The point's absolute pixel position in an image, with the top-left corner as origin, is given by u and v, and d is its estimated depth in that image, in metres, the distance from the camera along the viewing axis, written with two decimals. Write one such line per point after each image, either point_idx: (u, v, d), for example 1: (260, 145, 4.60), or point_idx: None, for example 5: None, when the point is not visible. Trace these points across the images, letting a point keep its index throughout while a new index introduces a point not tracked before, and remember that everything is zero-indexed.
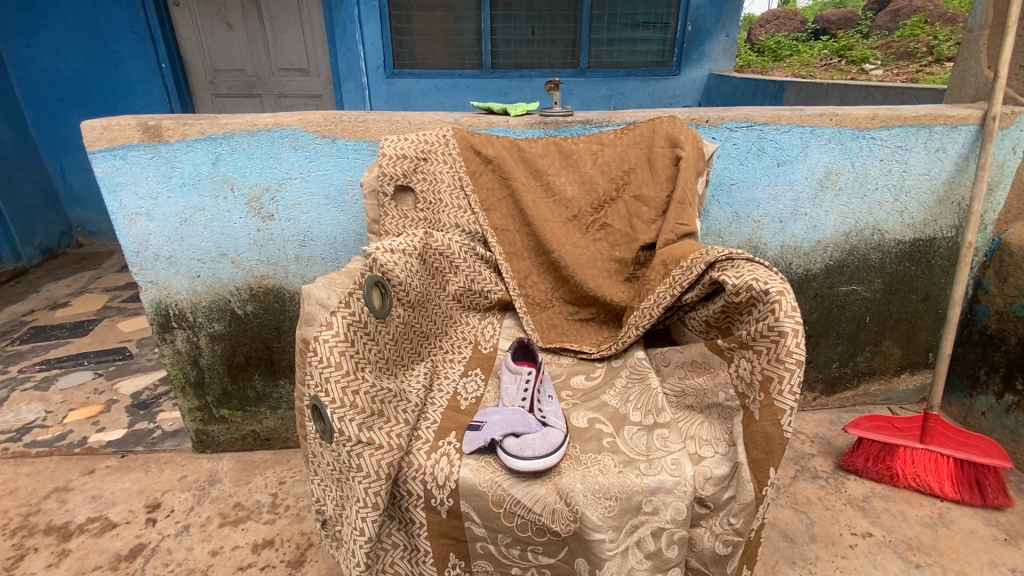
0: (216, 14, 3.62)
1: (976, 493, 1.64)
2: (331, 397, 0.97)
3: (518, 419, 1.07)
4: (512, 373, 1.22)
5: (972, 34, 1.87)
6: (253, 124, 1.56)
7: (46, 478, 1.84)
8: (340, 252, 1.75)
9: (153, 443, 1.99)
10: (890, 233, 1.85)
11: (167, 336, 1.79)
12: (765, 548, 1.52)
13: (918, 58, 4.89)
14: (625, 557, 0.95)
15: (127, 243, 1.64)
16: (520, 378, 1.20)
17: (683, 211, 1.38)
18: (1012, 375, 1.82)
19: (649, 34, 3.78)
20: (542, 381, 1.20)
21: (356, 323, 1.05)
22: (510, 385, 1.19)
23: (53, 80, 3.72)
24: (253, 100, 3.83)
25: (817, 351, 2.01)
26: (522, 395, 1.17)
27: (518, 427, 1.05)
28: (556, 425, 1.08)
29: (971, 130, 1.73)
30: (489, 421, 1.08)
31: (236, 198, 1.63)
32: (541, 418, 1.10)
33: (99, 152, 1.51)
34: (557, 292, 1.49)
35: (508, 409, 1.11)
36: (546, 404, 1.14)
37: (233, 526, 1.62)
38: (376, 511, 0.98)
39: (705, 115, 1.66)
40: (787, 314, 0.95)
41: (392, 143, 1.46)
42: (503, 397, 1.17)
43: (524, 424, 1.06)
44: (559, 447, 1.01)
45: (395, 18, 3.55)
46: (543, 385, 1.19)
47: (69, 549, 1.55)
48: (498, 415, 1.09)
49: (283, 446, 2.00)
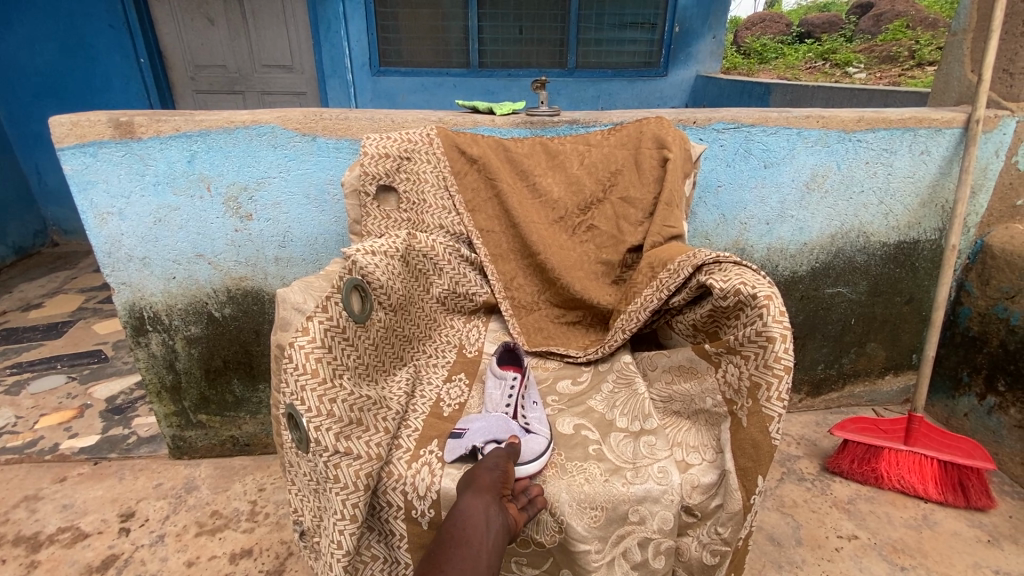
0: (197, 8, 3.54)
1: (959, 495, 1.64)
2: (307, 405, 0.94)
3: (501, 424, 1.04)
4: (496, 378, 1.19)
5: (956, 38, 1.88)
6: (231, 121, 1.52)
7: (17, 487, 1.78)
8: (321, 253, 1.71)
9: (128, 450, 1.93)
10: (875, 235, 1.86)
11: (142, 339, 1.73)
12: (753, 553, 1.50)
13: (900, 61, 4.92)
14: (611, 566, 0.97)
15: (98, 243, 1.58)
16: (505, 383, 1.16)
17: (670, 212, 1.36)
18: (994, 376, 1.83)
19: (637, 34, 3.78)
20: (529, 389, 1.17)
21: (334, 328, 1.02)
22: (495, 390, 1.17)
23: (27, 74, 3.61)
24: (235, 97, 3.75)
25: (802, 352, 2.01)
26: (506, 400, 1.14)
27: (501, 433, 1.03)
28: (539, 432, 1.06)
29: (955, 132, 1.74)
30: (472, 428, 1.06)
31: (213, 197, 1.58)
32: (525, 426, 1.07)
33: (68, 149, 1.45)
34: (544, 294, 1.47)
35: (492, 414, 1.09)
36: (531, 411, 1.11)
37: (210, 535, 1.58)
38: (354, 523, 0.94)
39: (693, 116, 1.65)
40: (775, 319, 0.93)
41: (374, 141, 1.42)
42: (487, 402, 1.15)
43: (506, 430, 1.03)
44: (543, 454, 1.00)
45: (381, 15, 3.50)
46: (529, 392, 1.17)
47: (38, 561, 1.50)
48: (480, 422, 1.06)
49: (264, 451, 1.95)
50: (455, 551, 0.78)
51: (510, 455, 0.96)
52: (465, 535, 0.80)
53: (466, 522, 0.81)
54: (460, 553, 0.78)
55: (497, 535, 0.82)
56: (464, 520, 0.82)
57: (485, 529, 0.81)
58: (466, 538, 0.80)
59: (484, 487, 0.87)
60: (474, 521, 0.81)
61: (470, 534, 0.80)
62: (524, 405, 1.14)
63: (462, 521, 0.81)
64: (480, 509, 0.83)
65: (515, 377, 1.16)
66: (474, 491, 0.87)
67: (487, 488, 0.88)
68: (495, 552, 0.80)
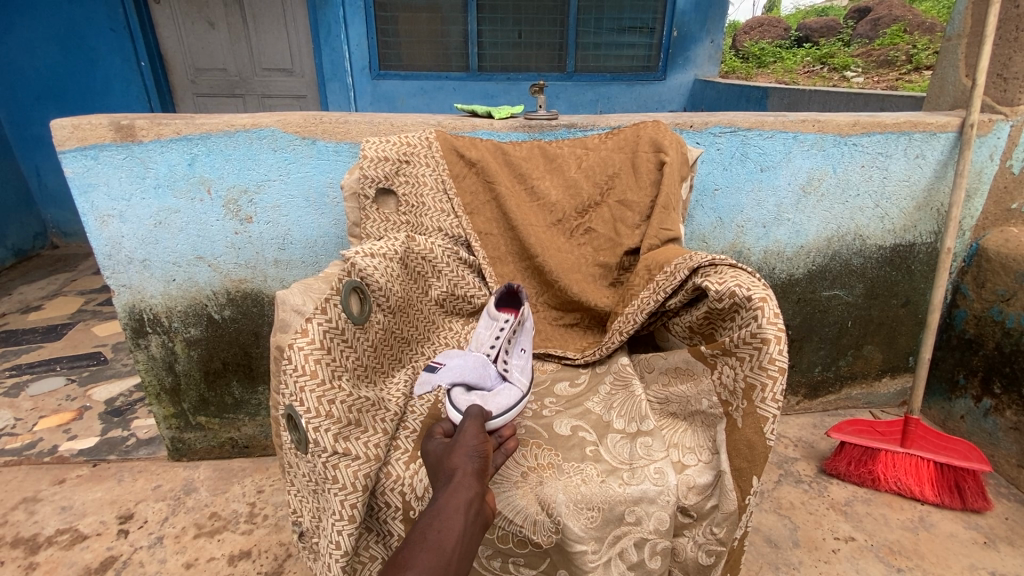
0: (198, 12, 3.55)
1: (955, 496, 1.65)
2: (306, 406, 0.95)
3: (475, 368, 1.12)
4: (489, 320, 1.22)
5: (951, 43, 1.90)
6: (231, 124, 1.53)
7: (15, 488, 1.78)
8: (320, 255, 1.72)
9: (127, 452, 1.93)
10: (871, 238, 1.87)
11: (141, 341, 1.74)
12: (750, 554, 1.51)
13: (898, 65, 4.95)
14: (607, 567, 0.97)
15: (98, 245, 1.59)
16: (496, 325, 1.20)
17: (667, 215, 1.37)
18: (989, 379, 1.85)
19: (636, 38, 3.80)
20: (519, 332, 1.15)
21: (333, 329, 1.03)
22: (485, 330, 1.21)
23: (27, 77, 3.63)
24: (235, 100, 3.77)
25: (799, 355, 2.02)
26: (492, 343, 1.19)
27: (471, 379, 1.10)
28: (515, 382, 1.10)
29: (949, 137, 1.75)
30: (448, 364, 1.15)
31: (212, 199, 1.59)
32: (503, 371, 1.13)
33: (69, 152, 1.46)
34: (541, 297, 1.48)
35: (472, 354, 1.18)
36: (515, 357, 1.14)
37: (209, 537, 1.58)
38: (352, 524, 0.94)
39: (689, 120, 1.67)
40: (770, 321, 0.94)
41: (374, 144, 1.43)
42: (476, 340, 1.22)
43: (478, 378, 1.11)
44: (510, 408, 1.02)
45: (381, 19, 3.51)
46: (519, 335, 1.15)
47: (36, 563, 1.50)
48: (458, 360, 1.15)
49: (262, 453, 1.95)
50: (425, 553, 0.69)
51: (483, 417, 0.95)
52: (438, 538, 0.71)
53: (442, 523, 0.73)
54: (430, 559, 0.69)
55: (470, 538, 0.75)
56: (440, 520, 0.74)
57: (461, 535, 0.73)
58: (440, 543, 0.71)
59: (464, 480, 0.81)
60: (450, 523, 0.73)
61: (444, 537, 0.72)
62: (509, 350, 1.16)
63: (438, 523, 0.73)
64: (460, 511, 0.75)
65: (506, 321, 1.20)
66: (453, 484, 0.80)
67: (467, 480, 0.81)
68: (466, 558, 0.73)
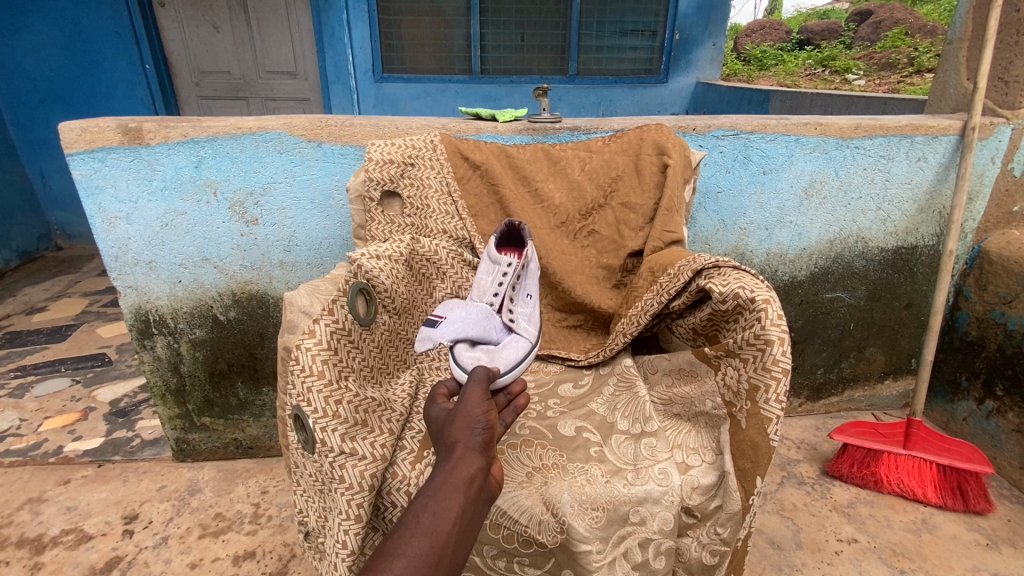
0: (202, 15, 3.57)
1: (958, 498, 1.65)
2: (314, 406, 0.96)
3: (478, 323, 1.09)
4: (491, 265, 1.23)
5: (953, 46, 1.91)
6: (238, 127, 1.54)
7: (20, 489, 1.79)
8: (325, 257, 1.73)
9: (132, 452, 1.94)
10: (873, 241, 1.87)
11: (147, 342, 1.75)
12: (753, 556, 1.51)
13: (899, 68, 4.96)
14: (611, 567, 0.98)
15: (105, 247, 1.60)
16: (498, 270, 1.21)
17: (671, 217, 1.38)
18: (992, 381, 1.85)
19: (637, 42, 3.82)
20: (524, 277, 1.20)
21: (340, 331, 1.04)
22: (487, 276, 1.22)
23: (33, 80, 3.65)
24: (239, 103, 3.79)
25: (802, 357, 2.03)
26: (496, 289, 1.19)
27: (473, 334, 1.07)
28: (522, 330, 1.13)
29: (952, 139, 1.76)
30: (449, 318, 1.09)
31: (219, 202, 1.61)
32: (508, 321, 1.15)
33: (77, 154, 1.47)
34: (545, 298, 1.48)
35: (473, 304, 1.15)
36: (518, 304, 1.18)
37: (213, 538, 1.59)
38: (359, 523, 0.95)
39: (692, 123, 1.68)
40: (773, 323, 0.94)
41: (380, 147, 1.45)
42: (478, 286, 1.21)
43: (479, 332, 1.08)
44: (516, 364, 1.03)
45: (384, 22, 3.53)
46: (522, 281, 1.19)
47: (42, 563, 1.51)
48: (459, 313, 1.10)
49: (267, 454, 1.96)
50: (418, 540, 0.66)
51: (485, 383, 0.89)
52: (433, 523, 0.68)
53: (437, 507, 0.69)
54: (423, 544, 0.66)
55: (467, 519, 0.71)
56: (435, 504, 0.69)
57: (457, 516, 0.70)
58: (434, 527, 0.67)
59: (465, 455, 0.75)
60: (446, 507, 0.69)
61: (439, 522, 0.68)
62: (513, 296, 1.19)
63: (433, 505, 0.69)
64: (458, 491, 0.71)
65: (508, 265, 1.20)
66: (452, 460, 0.75)
67: (468, 455, 0.76)
68: (464, 542, 0.70)
